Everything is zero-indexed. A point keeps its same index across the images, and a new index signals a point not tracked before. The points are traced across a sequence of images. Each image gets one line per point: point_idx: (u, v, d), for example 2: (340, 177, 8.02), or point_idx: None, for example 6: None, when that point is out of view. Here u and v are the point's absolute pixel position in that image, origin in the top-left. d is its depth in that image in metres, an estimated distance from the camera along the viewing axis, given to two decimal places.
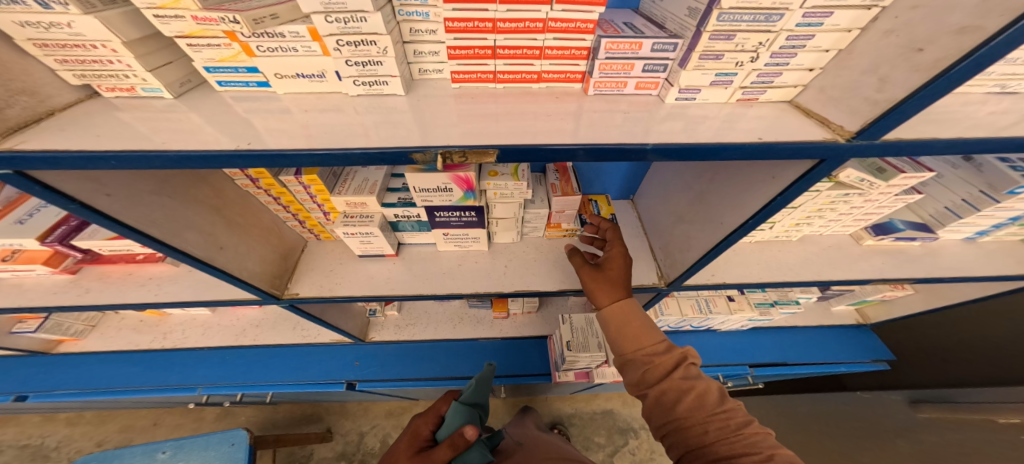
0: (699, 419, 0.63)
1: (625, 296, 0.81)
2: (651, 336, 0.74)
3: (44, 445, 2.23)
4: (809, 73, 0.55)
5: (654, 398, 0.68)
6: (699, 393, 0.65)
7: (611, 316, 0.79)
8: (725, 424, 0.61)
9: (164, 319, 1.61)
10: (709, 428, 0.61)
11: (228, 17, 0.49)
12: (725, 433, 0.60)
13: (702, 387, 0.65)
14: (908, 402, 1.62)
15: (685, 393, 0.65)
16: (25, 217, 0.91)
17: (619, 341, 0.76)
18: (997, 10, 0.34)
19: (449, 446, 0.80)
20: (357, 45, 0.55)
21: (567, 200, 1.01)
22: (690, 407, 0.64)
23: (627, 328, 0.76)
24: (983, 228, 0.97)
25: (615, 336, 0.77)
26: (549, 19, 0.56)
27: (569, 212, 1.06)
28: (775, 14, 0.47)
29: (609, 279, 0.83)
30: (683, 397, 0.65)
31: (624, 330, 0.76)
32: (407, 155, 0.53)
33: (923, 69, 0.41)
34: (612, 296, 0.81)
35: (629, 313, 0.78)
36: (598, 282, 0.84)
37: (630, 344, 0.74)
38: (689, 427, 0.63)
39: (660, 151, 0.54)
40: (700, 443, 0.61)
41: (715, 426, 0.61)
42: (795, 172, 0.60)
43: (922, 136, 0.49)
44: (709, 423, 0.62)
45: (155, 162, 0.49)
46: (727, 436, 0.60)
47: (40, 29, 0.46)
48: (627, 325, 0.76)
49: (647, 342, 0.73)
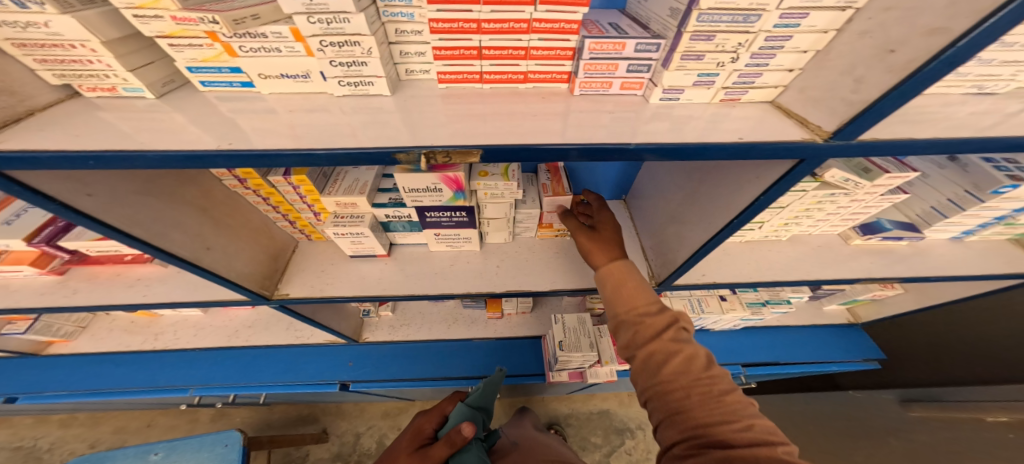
0: (683, 383, 0.62)
1: (620, 257, 0.82)
2: (645, 297, 0.74)
3: (37, 447, 2.21)
4: (790, 73, 0.56)
5: (641, 359, 0.67)
6: (686, 356, 0.64)
7: (606, 274, 0.80)
8: (708, 389, 0.60)
9: (156, 319, 1.61)
10: (692, 392, 0.60)
11: (208, 18, 0.49)
12: (706, 399, 0.59)
13: (691, 352, 0.65)
14: (899, 401, 1.63)
15: (673, 354, 0.65)
16: (12, 218, 0.90)
17: (613, 302, 0.77)
18: (964, 11, 0.34)
19: (446, 444, 0.81)
20: (341, 46, 0.55)
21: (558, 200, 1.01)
22: (676, 370, 0.63)
23: (622, 289, 0.77)
24: (970, 227, 0.98)
25: (609, 297, 0.78)
26: (533, 20, 0.56)
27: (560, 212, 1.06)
28: (753, 14, 0.47)
29: (604, 242, 0.84)
30: (670, 358, 0.64)
31: (618, 289, 0.77)
32: (390, 156, 0.53)
33: (896, 70, 0.41)
34: (608, 256, 0.82)
35: (624, 273, 0.78)
36: (594, 244, 0.85)
37: (623, 305, 0.75)
38: (672, 391, 0.62)
39: (643, 152, 0.54)
40: (681, 407, 0.60)
41: (697, 390, 0.60)
42: (777, 173, 0.60)
43: (899, 137, 0.50)
44: (692, 388, 0.61)
45: (136, 162, 0.49)
46: (708, 401, 0.58)
47: (19, 29, 0.46)
48: (622, 284, 0.77)
49: (640, 303, 0.74)
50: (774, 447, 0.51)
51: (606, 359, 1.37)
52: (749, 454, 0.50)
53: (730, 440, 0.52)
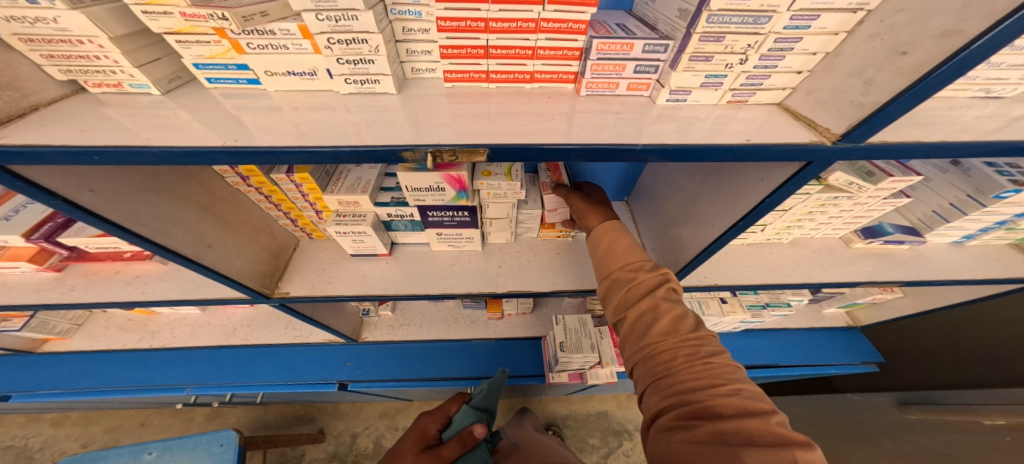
0: (670, 344, 0.64)
1: (610, 218, 0.85)
2: (636, 256, 0.76)
3: (28, 447, 2.18)
4: (798, 76, 0.56)
5: (630, 321, 0.69)
6: (674, 317, 0.66)
7: (600, 234, 0.83)
8: (694, 350, 0.62)
9: (153, 318, 1.59)
10: (677, 354, 0.63)
11: (218, 14, 0.49)
12: (692, 361, 0.61)
13: (679, 311, 0.67)
14: (896, 403, 1.64)
15: (661, 314, 0.67)
16: (10, 213, 0.89)
17: (604, 262, 0.80)
18: (977, 14, 0.35)
19: (458, 444, 0.82)
20: (349, 43, 0.55)
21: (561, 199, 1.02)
22: (664, 330, 0.65)
23: (614, 247, 0.79)
24: (970, 232, 0.99)
25: (600, 257, 0.81)
26: (541, 20, 0.56)
27: (561, 211, 1.06)
28: (763, 16, 0.48)
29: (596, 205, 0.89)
30: (659, 318, 0.67)
31: (609, 249, 0.80)
32: (396, 154, 0.53)
33: (906, 73, 0.42)
34: (600, 217, 0.85)
35: (616, 232, 0.81)
36: (586, 207, 0.88)
37: (615, 262, 0.78)
38: (659, 354, 0.64)
39: (650, 152, 0.54)
40: (667, 371, 0.62)
41: (683, 352, 0.62)
42: (783, 175, 0.60)
43: (907, 140, 0.50)
44: (678, 349, 0.63)
45: (140, 158, 0.48)
46: (694, 363, 0.60)
47: (27, 24, 0.46)
48: (614, 244, 0.80)
49: (632, 261, 0.76)
50: (767, 418, 0.50)
51: (606, 360, 1.37)
52: (739, 427, 0.49)
53: (718, 409, 0.52)
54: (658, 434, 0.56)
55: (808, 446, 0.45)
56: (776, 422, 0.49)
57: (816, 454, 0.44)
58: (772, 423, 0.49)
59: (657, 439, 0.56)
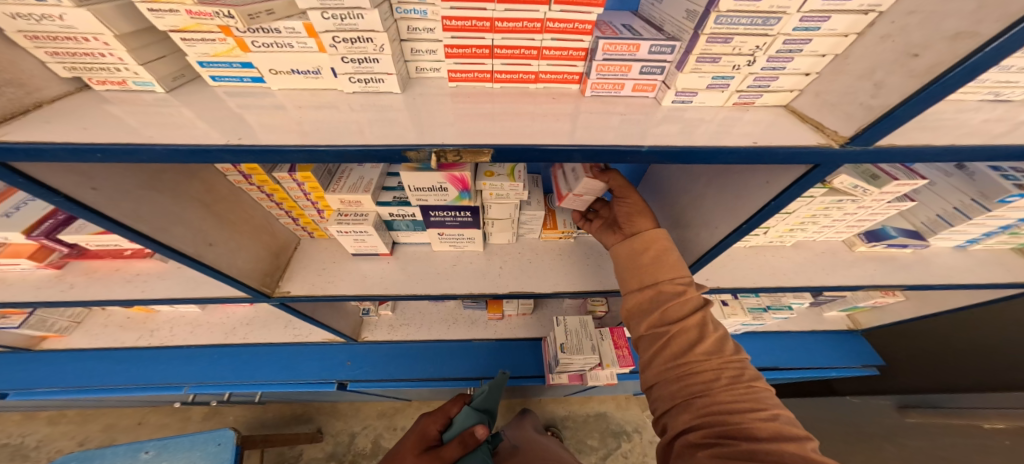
0: (714, 365, 0.63)
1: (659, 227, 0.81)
2: (685, 270, 0.75)
3: (24, 444, 2.18)
4: (806, 78, 0.56)
5: (674, 336, 0.68)
6: (717, 338, 0.67)
7: (648, 239, 0.77)
8: (737, 373, 0.62)
9: (152, 316, 1.59)
10: (722, 375, 0.62)
11: (222, 12, 0.48)
12: (734, 383, 0.61)
13: (721, 333, 0.68)
14: (896, 407, 1.64)
15: (708, 333, 0.67)
16: (11, 210, 0.89)
17: (650, 270, 0.75)
18: (992, 16, 0.34)
19: (459, 445, 0.82)
20: (354, 42, 0.54)
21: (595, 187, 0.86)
22: (709, 350, 0.65)
23: (661, 256, 0.76)
24: (974, 236, 0.99)
25: (643, 264, 0.77)
26: (547, 20, 0.55)
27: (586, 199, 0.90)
28: (773, 17, 0.47)
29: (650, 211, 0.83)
30: (705, 337, 0.66)
31: (657, 258, 0.76)
32: (400, 153, 0.53)
33: (918, 75, 0.41)
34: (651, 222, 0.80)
35: (665, 242, 0.77)
36: (642, 209, 0.82)
37: (662, 273, 0.75)
38: (698, 372, 0.64)
39: (655, 154, 0.54)
40: (705, 390, 0.61)
41: (726, 373, 0.62)
42: (789, 178, 0.60)
43: (916, 143, 0.50)
44: (721, 370, 0.63)
45: (144, 157, 0.48)
46: (736, 385, 0.60)
47: (32, 21, 0.45)
48: (662, 253, 0.76)
49: (679, 275, 0.74)
50: (803, 443, 0.50)
51: (606, 362, 1.37)
52: (775, 449, 0.49)
53: (754, 431, 0.52)
54: (684, 450, 0.56)
55: None
56: (812, 448, 0.50)
57: None
58: (808, 449, 0.49)
59: (683, 455, 0.56)
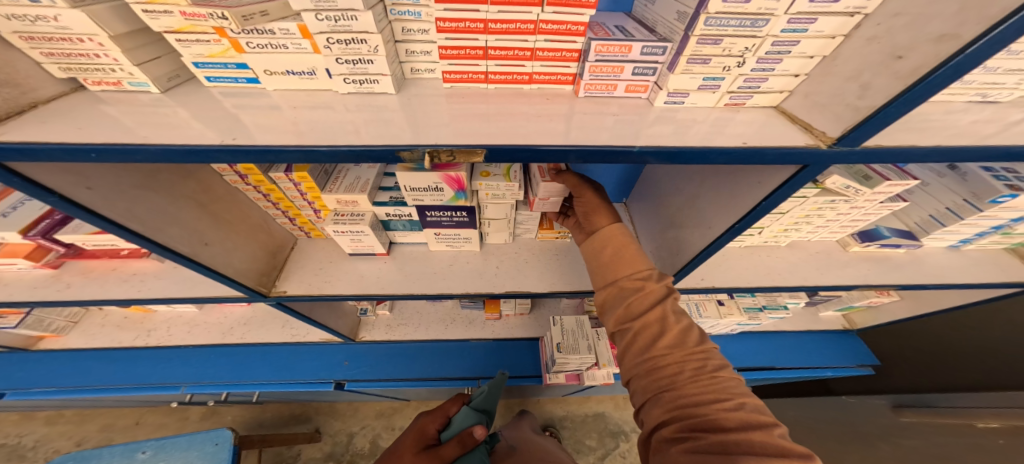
0: (677, 357, 0.65)
1: (619, 221, 0.82)
2: (645, 263, 0.75)
3: (21, 445, 2.17)
4: (795, 79, 0.56)
5: (636, 332, 0.69)
6: (680, 329, 0.68)
7: (607, 236, 0.79)
8: (700, 364, 0.63)
9: (150, 316, 1.59)
10: (685, 367, 0.64)
11: (217, 14, 0.48)
12: (698, 374, 0.62)
13: (684, 324, 0.69)
14: (891, 406, 1.65)
15: (669, 326, 0.68)
16: (9, 210, 0.89)
17: (611, 267, 0.77)
18: (973, 18, 0.35)
19: (458, 444, 0.82)
20: (348, 43, 0.55)
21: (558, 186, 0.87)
22: (671, 343, 0.67)
23: (621, 253, 0.77)
24: (967, 236, 0.99)
25: (605, 262, 0.78)
26: (540, 21, 0.56)
27: (553, 200, 0.93)
28: (761, 19, 0.48)
29: (609, 204, 0.83)
30: (666, 330, 0.68)
31: (617, 254, 0.78)
32: (394, 153, 0.53)
33: (903, 76, 0.42)
34: (609, 218, 0.81)
35: (624, 237, 0.79)
36: (599, 205, 0.82)
37: (621, 269, 0.76)
38: (664, 366, 0.65)
39: (646, 155, 0.54)
40: (672, 384, 0.63)
41: (689, 365, 0.64)
42: (779, 178, 0.60)
43: (903, 144, 0.50)
44: (684, 363, 0.64)
45: (139, 157, 0.48)
46: (700, 376, 0.62)
47: (28, 22, 0.46)
48: (622, 249, 0.78)
49: (639, 269, 0.75)
50: (769, 430, 0.51)
51: (603, 362, 1.38)
52: (742, 439, 0.50)
53: (722, 422, 0.54)
54: (660, 445, 0.57)
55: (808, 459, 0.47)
56: (779, 435, 0.51)
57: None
58: (775, 435, 0.50)
59: (659, 450, 0.57)
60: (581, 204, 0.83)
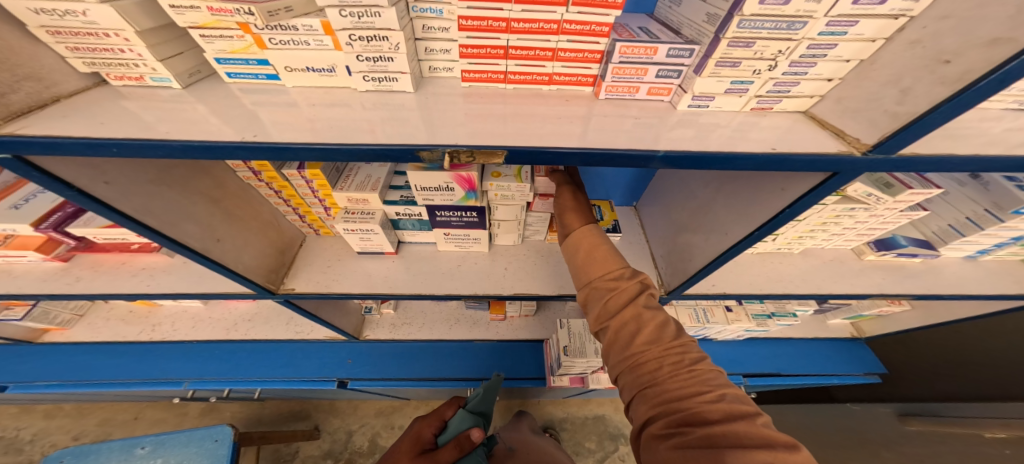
0: (656, 353, 0.64)
1: (592, 222, 0.79)
2: (618, 262, 0.73)
3: (19, 438, 2.17)
4: (828, 83, 0.56)
5: (614, 331, 0.68)
6: (657, 324, 0.66)
7: (577, 240, 0.77)
8: (680, 358, 0.62)
9: (154, 310, 1.59)
10: (664, 362, 0.62)
11: (243, 9, 0.48)
12: (678, 368, 0.61)
13: (661, 319, 0.67)
14: (897, 415, 1.63)
15: (645, 323, 0.66)
16: (21, 202, 0.87)
17: (584, 269, 0.75)
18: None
19: (454, 448, 0.81)
20: (370, 40, 0.54)
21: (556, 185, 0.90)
22: (649, 339, 0.65)
23: (592, 253, 0.74)
24: (984, 247, 0.98)
25: (579, 264, 0.76)
26: (564, 21, 0.55)
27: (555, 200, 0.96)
28: (799, 22, 0.47)
29: (584, 206, 0.81)
30: (643, 327, 0.66)
31: (589, 256, 0.74)
32: (413, 153, 0.52)
33: (948, 82, 0.41)
34: (580, 220, 0.79)
35: (595, 237, 0.76)
36: (574, 206, 0.81)
37: (592, 269, 0.73)
38: (644, 363, 0.64)
39: (669, 158, 0.53)
40: (654, 380, 0.62)
41: (669, 360, 0.62)
42: (806, 185, 0.60)
43: (938, 152, 0.50)
44: (664, 358, 0.63)
45: (158, 152, 0.48)
46: (680, 371, 0.60)
47: (55, 16, 0.45)
48: (594, 250, 0.74)
49: (611, 268, 0.72)
50: (752, 420, 0.52)
51: None
52: (727, 431, 0.50)
53: (706, 415, 0.54)
54: (649, 442, 0.56)
55: (795, 449, 0.48)
56: (762, 424, 0.51)
57: (802, 456, 0.47)
58: (758, 425, 0.51)
59: (648, 448, 0.56)
60: (558, 204, 0.84)
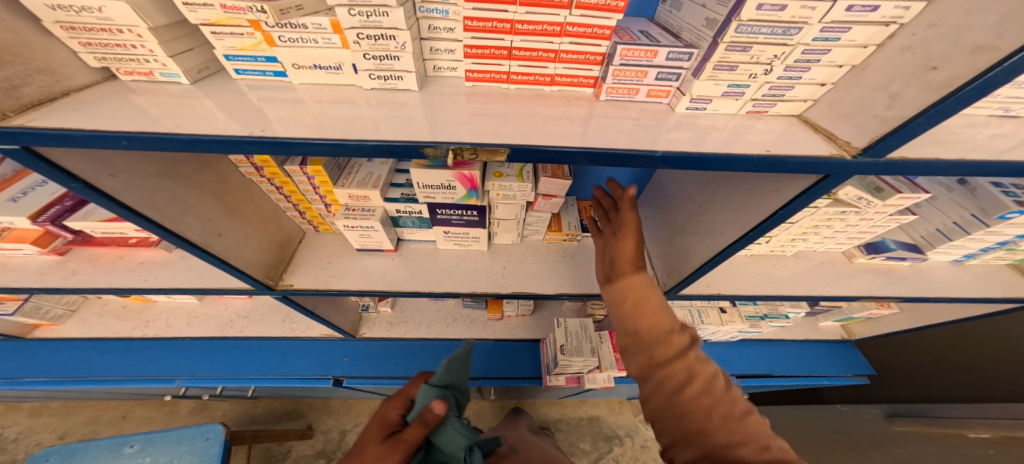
0: (706, 404, 0.60)
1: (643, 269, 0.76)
2: (670, 314, 0.70)
3: (2, 437, 2.14)
4: (821, 88, 0.58)
5: (660, 379, 0.65)
6: (708, 376, 0.63)
7: (626, 287, 0.74)
8: (730, 411, 0.59)
9: (148, 306, 1.57)
10: (714, 414, 0.59)
11: (255, 7, 0.49)
12: (728, 420, 0.58)
13: (712, 371, 0.64)
14: (884, 416, 1.67)
15: (696, 375, 0.63)
16: (19, 195, 0.88)
17: (631, 316, 0.72)
18: (1014, 30, 0.36)
19: (420, 424, 0.69)
20: (377, 39, 0.55)
21: (558, 187, 0.90)
22: (700, 391, 0.61)
23: (642, 302, 0.72)
24: (970, 251, 1.02)
25: (627, 311, 0.73)
26: (566, 24, 0.56)
27: (556, 200, 0.96)
28: (794, 28, 0.49)
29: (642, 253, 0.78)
30: (693, 378, 0.62)
31: (638, 304, 0.72)
32: (418, 149, 0.53)
33: (935, 87, 0.43)
34: (632, 264, 0.77)
35: (646, 287, 0.73)
36: (633, 255, 0.77)
37: (642, 319, 0.71)
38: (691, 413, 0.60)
39: (666, 160, 0.55)
40: (700, 430, 0.59)
41: (720, 411, 0.59)
42: (799, 186, 0.62)
43: (926, 156, 0.52)
44: (714, 409, 0.59)
45: (166, 145, 0.49)
46: (730, 424, 0.57)
47: (71, 12, 0.46)
48: (644, 299, 0.72)
49: (662, 319, 0.70)
50: None
51: (604, 365, 1.36)
52: None
53: None
54: None
55: None
56: None
57: None
58: None
59: None
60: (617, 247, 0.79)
